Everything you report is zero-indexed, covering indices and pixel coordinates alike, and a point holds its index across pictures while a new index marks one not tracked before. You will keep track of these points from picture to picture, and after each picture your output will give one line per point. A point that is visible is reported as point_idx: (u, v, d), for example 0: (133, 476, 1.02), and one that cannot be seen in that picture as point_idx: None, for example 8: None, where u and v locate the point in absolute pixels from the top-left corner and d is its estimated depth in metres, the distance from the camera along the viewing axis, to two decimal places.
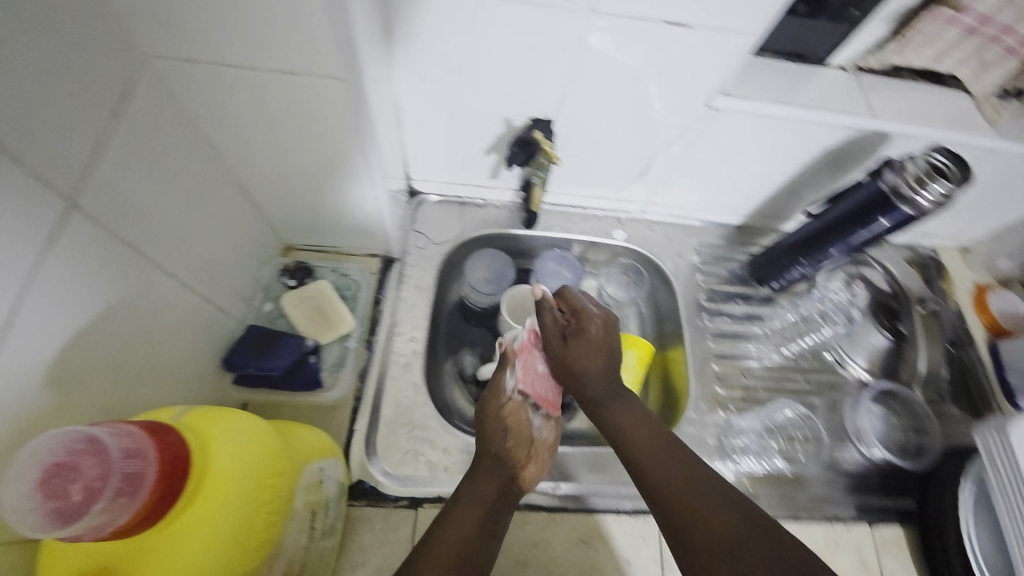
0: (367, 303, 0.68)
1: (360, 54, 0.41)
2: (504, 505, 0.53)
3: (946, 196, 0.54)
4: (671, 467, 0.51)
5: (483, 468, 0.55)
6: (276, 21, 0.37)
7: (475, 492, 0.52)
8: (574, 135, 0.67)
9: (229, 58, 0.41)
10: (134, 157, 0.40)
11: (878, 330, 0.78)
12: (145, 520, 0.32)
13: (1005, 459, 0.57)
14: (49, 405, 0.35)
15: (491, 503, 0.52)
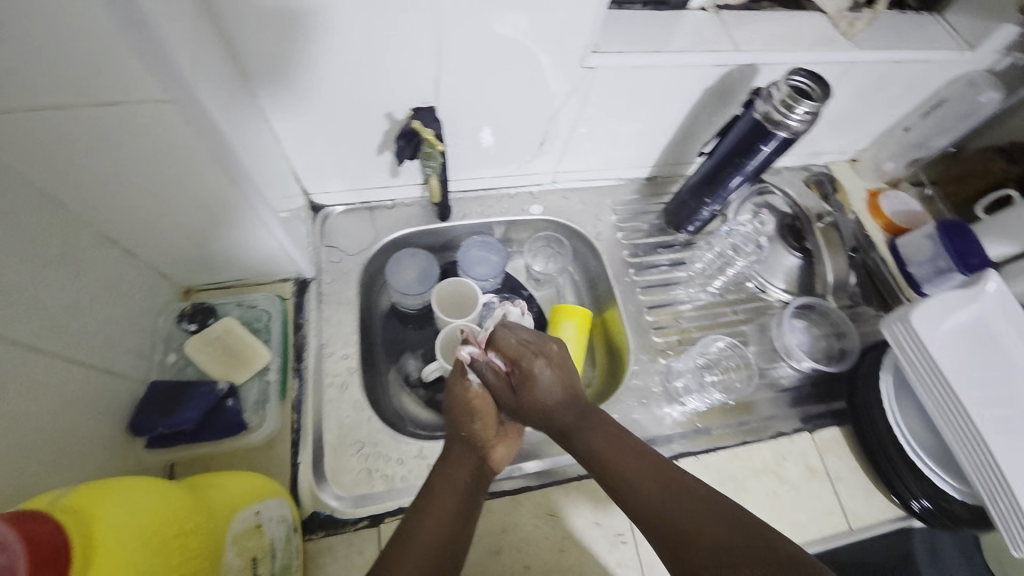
0: (285, 329, 0.65)
1: (186, 75, 0.39)
2: (476, 490, 0.53)
3: (813, 115, 0.58)
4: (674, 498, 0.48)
5: (452, 457, 0.55)
6: (77, 42, 0.33)
7: (447, 483, 0.52)
8: (463, 117, 0.66)
9: (37, 101, 0.37)
10: None
11: (788, 252, 0.82)
12: None
13: (913, 343, 0.62)
14: None
15: (463, 492, 0.52)
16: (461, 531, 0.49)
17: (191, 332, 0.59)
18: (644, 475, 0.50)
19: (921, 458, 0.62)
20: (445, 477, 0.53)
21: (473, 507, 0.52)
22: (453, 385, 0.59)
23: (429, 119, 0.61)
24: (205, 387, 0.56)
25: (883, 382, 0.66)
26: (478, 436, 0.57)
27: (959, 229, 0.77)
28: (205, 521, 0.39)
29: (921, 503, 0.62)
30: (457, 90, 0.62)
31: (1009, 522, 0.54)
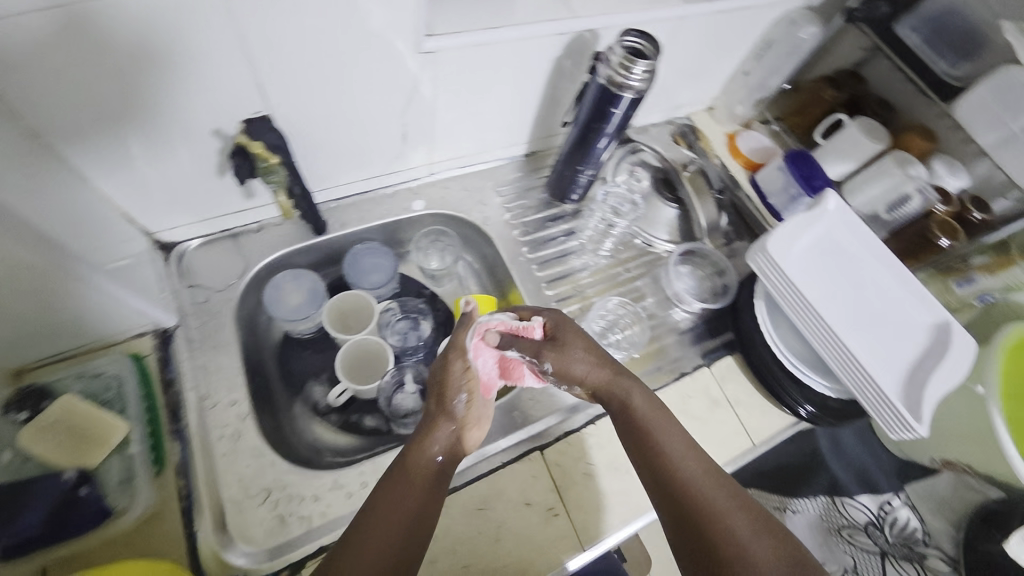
0: (148, 390, 0.58)
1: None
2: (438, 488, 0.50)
3: (650, 72, 0.60)
4: (729, 514, 0.46)
5: (418, 450, 0.51)
6: None
7: (410, 482, 0.49)
8: (309, 122, 0.61)
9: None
10: None
11: (665, 204, 0.87)
12: None
13: (773, 270, 0.68)
14: None
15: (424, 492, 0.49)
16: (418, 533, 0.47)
17: (23, 421, 0.51)
18: (702, 485, 0.48)
19: (798, 369, 0.70)
20: (412, 475, 0.49)
21: (433, 503, 0.49)
22: (450, 361, 0.56)
23: (263, 130, 0.55)
24: (49, 480, 0.47)
25: (758, 308, 0.73)
26: (450, 427, 0.53)
27: (803, 157, 0.85)
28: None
29: (806, 407, 0.70)
30: (291, 94, 0.57)
31: (881, 412, 0.61)
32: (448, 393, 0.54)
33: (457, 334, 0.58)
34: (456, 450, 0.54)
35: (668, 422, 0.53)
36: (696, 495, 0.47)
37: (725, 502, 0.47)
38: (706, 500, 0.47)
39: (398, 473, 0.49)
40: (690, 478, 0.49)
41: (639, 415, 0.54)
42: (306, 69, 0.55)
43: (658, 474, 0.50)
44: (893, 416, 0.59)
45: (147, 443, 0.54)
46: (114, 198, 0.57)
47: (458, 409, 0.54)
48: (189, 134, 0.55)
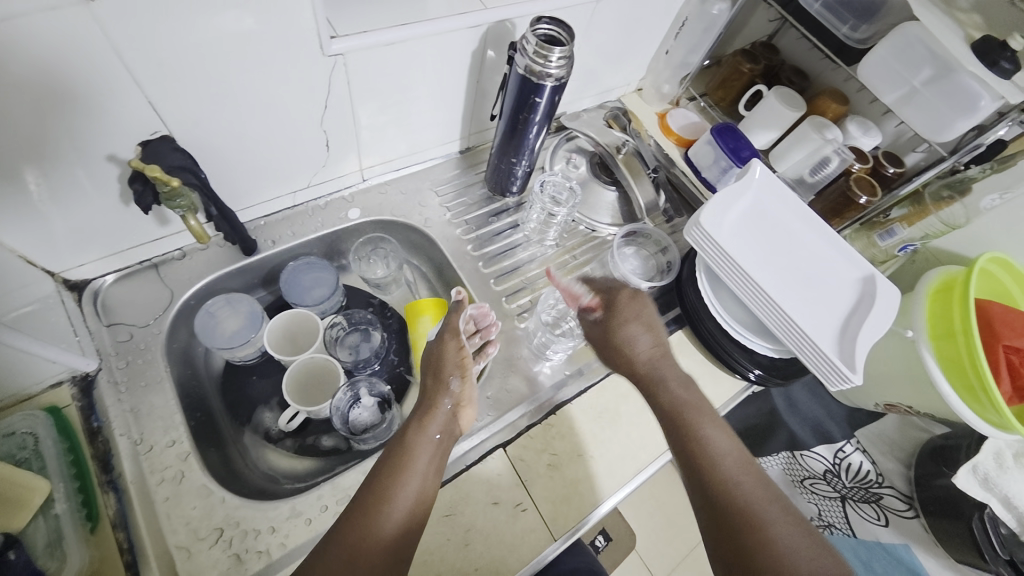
0: (71, 444, 0.53)
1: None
2: (428, 475, 0.52)
3: (568, 58, 0.60)
4: (781, 526, 0.47)
5: (416, 431, 0.55)
6: None
7: (399, 472, 0.51)
8: (219, 138, 0.58)
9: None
10: None
11: (604, 188, 0.89)
12: None
13: (708, 243, 0.71)
14: None
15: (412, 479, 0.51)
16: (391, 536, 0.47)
17: None
18: (750, 492, 0.50)
19: (743, 335, 0.72)
20: (399, 464, 0.52)
21: (421, 497, 0.51)
22: (446, 344, 0.62)
23: (165, 149, 0.52)
24: None
25: (700, 282, 0.75)
26: (445, 403, 0.58)
27: (729, 128, 0.88)
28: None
29: (755, 370, 0.72)
30: (191, 109, 0.53)
31: (820, 367, 0.64)
32: (445, 371, 0.61)
33: (450, 317, 0.64)
34: (452, 424, 0.58)
35: (715, 425, 0.56)
36: (745, 503, 0.49)
37: (775, 516, 0.48)
38: (757, 511, 0.48)
39: (385, 466, 0.52)
40: (739, 484, 0.50)
41: (691, 416, 0.56)
42: (205, 82, 0.51)
43: (709, 481, 0.51)
44: (830, 368, 0.63)
45: (75, 499, 0.50)
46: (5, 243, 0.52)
47: (453, 387, 0.60)
48: (81, 162, 0.51)
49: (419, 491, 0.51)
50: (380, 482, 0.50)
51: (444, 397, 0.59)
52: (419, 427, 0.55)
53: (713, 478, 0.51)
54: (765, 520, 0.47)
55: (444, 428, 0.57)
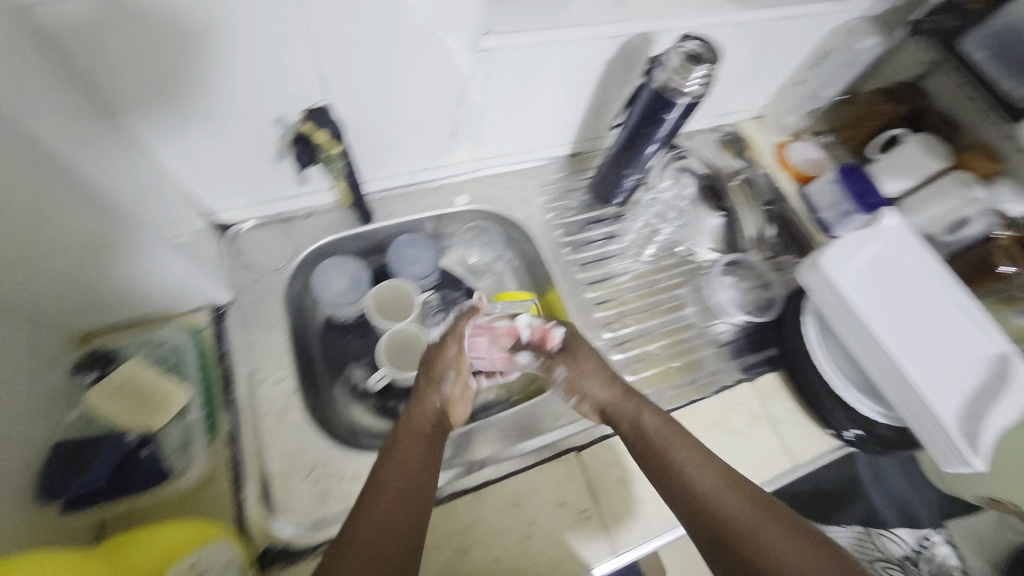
0: (204, 363, 0.60)
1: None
2: (431, 470, 0.53)
3: (708, 78, 0.60)
4: (747, 501, 0.48)
5: (407, 433, 0.55)
6: None
7: (405, 469, 0.51)
8: (366, 113, 0.63)
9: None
10: None
11: (710, 213, 0.85)
12: None
13: (826, 288, 0.67)
14: None
15: (420, 473, 0.51)
16: (414, 528, 0.47)
17: (91, 382, 0.55)
18: (713, 480, 0.50)
19: (848, 391, 0.68)
20: (405, 462, 0.51)
21: (430, 490, 0.51)
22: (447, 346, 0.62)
23: (323, 119, 0.58)
24: (112, 440, 0.51)
25: (806, 326, 0.71)
26: (435, 399, 0.58)
27: (858, 171, 0.83)
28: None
29: (855, 432, 0.68)
30: (350, 84, 0.58)
31: (935, 444, 0.58)
32: (445, 377, 0.60)
33: (456, 321, 0.63)
34: (445, 418, 0.59)
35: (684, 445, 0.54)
36: (712, 494, 0.49)
37: (732, 491, 0.49)
38: (714, 500, 0.48)
39: (387, 469, 0.51)
40: (699, 479, 0.50)
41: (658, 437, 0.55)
42: (369, 61, 0.56)
43: (671, 480, 0.51)
44: (948, 448, 0.57)
45: (204, 412, 0.57)
46: (179, 178, 0.60)
47: (445, 385, 0.60)
48: (254, 118, 0.57)
49: (428, 484, 0.51)
50: (388, 482, 0.50)
51: (437, 394, 0.59)
52: (411, 428, 0.55)
53: (670, 479, 0.52)
54: (728, 507, 0.47)
55: (436, 425, 0.57)
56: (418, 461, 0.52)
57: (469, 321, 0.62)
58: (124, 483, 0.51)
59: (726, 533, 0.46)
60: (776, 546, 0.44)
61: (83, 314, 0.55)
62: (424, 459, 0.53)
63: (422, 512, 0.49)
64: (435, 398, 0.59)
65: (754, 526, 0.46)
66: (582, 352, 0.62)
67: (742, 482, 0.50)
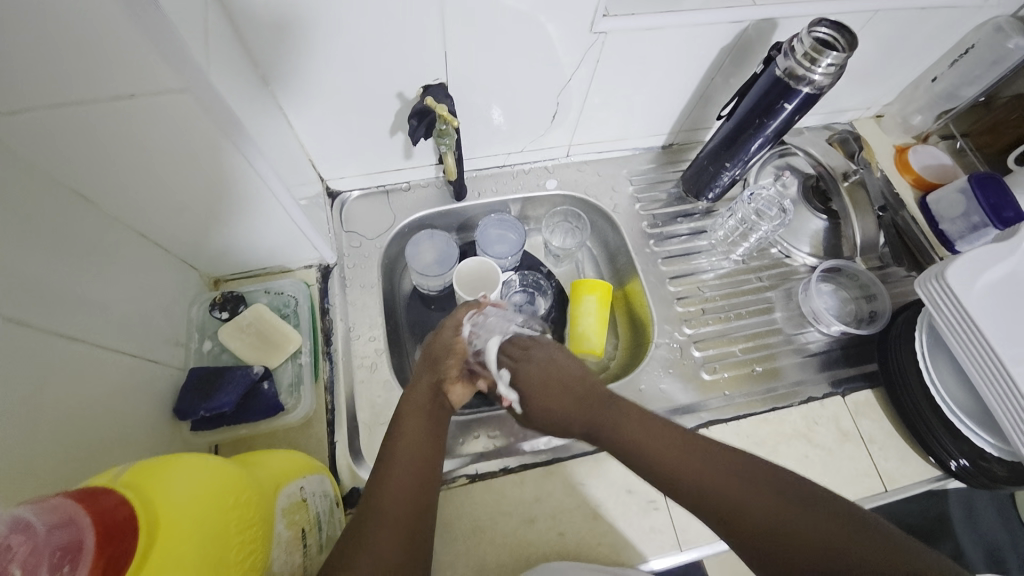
0: (313, 315, 0.66)
1: (191, 56, 0.38)
2: (438, 445, 0.53)
3: (839, 66, 0.57)
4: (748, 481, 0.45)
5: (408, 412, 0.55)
6: (96, 53, 0.34)
7: (412, 445, 0.52)
8: (475, 92, 0.66)
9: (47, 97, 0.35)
10: (16, 234, 0.37)
11: (813, 214, 0.81)
12: (119, 554, 0.27)
13: (948, 299, 0.61)
14: (18, 490, 0.33)
15: (427, 450, 0.52)
16: (427, 496, 0.48)
17: (224, 320, 0.61)
18: (704, 464, 0.47)
19: (958, 418, 0.61)
20: (410, 440, 0.52)
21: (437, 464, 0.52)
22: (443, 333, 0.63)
23: (441, 95, 0.61)
24: (241, 371, 0.57)
25: (916, 344, 0.65)
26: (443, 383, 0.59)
27: (995, 183, 0.74)
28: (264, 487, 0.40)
29: (959, 462, 0.62)
30: (465, 64, 0.61)
31: None
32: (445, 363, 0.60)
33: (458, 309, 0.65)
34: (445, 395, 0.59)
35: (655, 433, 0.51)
36: (710, 480, 0.46)
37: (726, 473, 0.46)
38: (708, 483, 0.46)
39: (397, 447, 0.51)
40: (689, 464, 0.47)
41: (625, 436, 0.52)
42: (488, 41, 0.58)
43: (660, 467, 0.49)
44: None
45: (311, 359, 0.63)
46: (305, 144, 0.66)
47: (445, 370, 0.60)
48: (376, 94, 0.62)
49: (436, 459, 0.52)
50: (398, 458, 0.50)
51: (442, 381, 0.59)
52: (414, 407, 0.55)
53: (658, 465, 0.49)
54: (726, 487, 0.45)
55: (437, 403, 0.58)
56: (422, 437, 0.53)
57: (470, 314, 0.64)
58: (243, 412, 0.56)
59: (737, 516, 0.43)
60: (788, 527, 0.41)
61: (220, 261, 0.63)
62: (428, 435, 0.53)
63: (431, 484, 0.50)
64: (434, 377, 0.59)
65: (765, 512, 0.43)
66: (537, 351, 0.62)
67: (745, 461, 0.47)
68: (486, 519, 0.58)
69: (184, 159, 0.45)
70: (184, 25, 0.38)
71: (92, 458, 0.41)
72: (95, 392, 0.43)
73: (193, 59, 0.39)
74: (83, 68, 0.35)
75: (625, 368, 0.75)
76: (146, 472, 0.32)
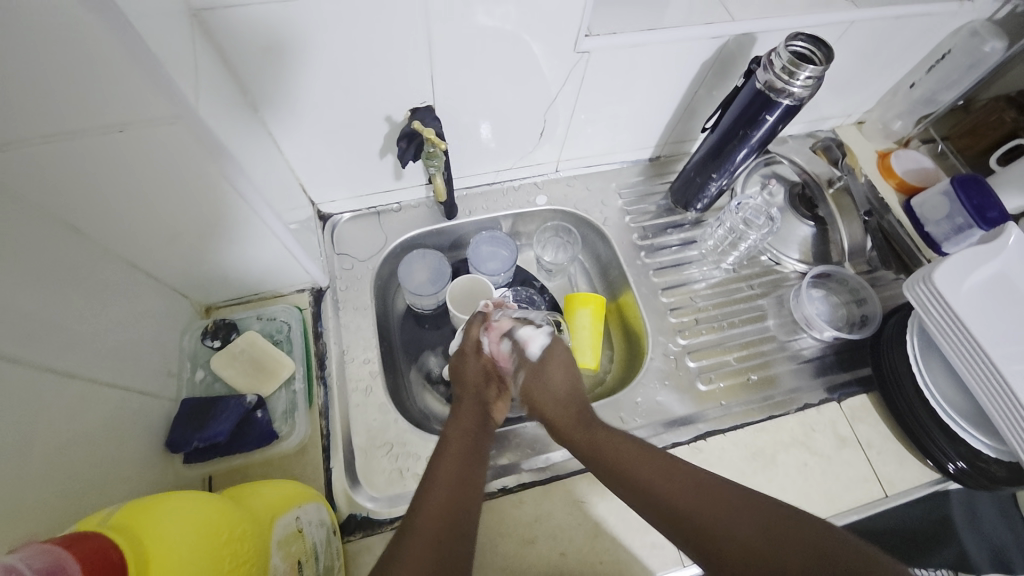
0: (306, 340, 0.66)
1: (180, 87, 0.39)
2: (479, 464, 0.55)
3: (817, 78, 0.58)
4: (727, 509, 0.47)
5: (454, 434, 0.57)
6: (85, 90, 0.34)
7: (456, 464, 0.53)
8: (463, 112, 0.66)
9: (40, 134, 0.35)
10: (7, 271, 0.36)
11: (800, 221, 0.82)
12: None
13: (936, 303, 0.61)
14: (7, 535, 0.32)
15: (467, 469, 0.53)
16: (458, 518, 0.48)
17: (215, 348, 0.60)
18: (684, 491, 0.49)
19: (953, 420, 0.62)
20: (452, 460, 0.54)
21: (478, 486, 0.53)
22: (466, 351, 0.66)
23: (428, 117, 0.61)
24: (234, 400, 0.56)
25: (908, 347, 0.66)
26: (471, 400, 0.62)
27: (975, 180, 0.75)
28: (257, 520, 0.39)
29: (957, 465, 0.61)
30: (451, 86, 0.62)
31: None
32: (483, 387, 0.64)
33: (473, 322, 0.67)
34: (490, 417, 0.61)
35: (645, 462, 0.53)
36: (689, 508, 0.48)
37: (700, 497, 0.48)
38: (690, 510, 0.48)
39: (438, 465, 0.53)
40: (671, 491, 0.50)
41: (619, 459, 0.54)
42: (474, 63, 0.59)
43: (643, 492, 0.51)
44: None
45: (304, 384, 0.62)
46: (295, 169, 0.66)
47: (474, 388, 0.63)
48: (364, 117, 0.63)
49: (475, 479, 0.53)
50: (440, 476, 0.52)
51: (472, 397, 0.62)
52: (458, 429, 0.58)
53: (638, 488, 0.51)
54: (703, 513, 0.47)
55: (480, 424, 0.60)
56: (464, 457, 0.55)
57: (482, 328, 0.66)
58: (237, 442, 0.56)
59: (710, 538, 0.46)
60: (752, 551, 0.44)
61: (210, 288, 0.63)
62: (468, 454, 0.55)
63: (472, 503, 0.51)
64: (476, 399, 0.62)
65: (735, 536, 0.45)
66: (552, 364, 0.65)
67: (724, 486, 0.49)
68: (486, 541, 0.57)
69: (174, 188, 0.45)
70: (171, 60, 0.38)
71: (82, 498, 0.40)
72: (85, 428, 0.42)
73: (183, 89, 0.39)
74: (72, 104, 0.35)
75: (622, 380, 0.75)
76: (137, 509, 0.32)
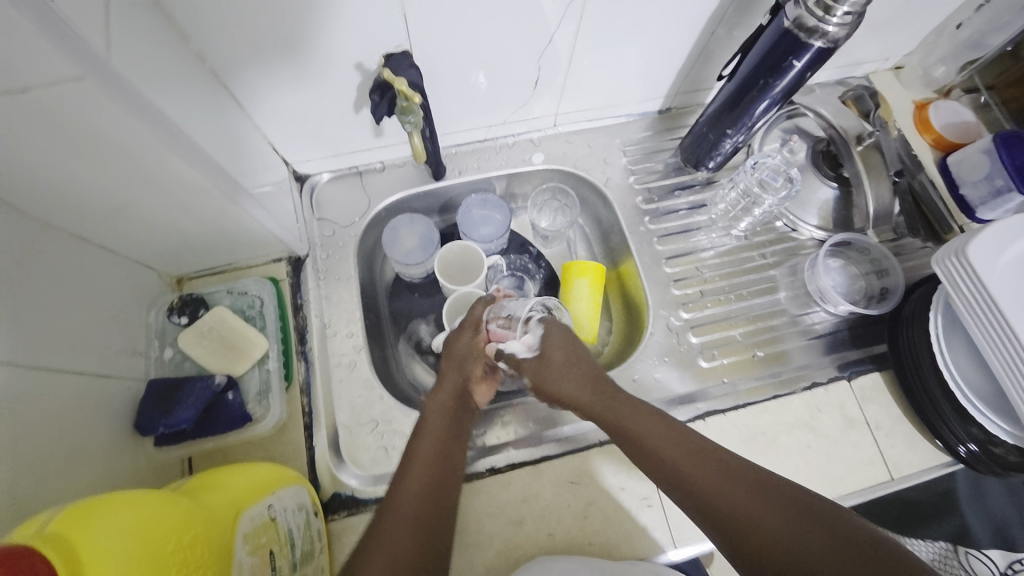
0: (281, 314, 0.63)
1: (82, 35, 0.33)
2: (456, 447, 0.54)
3: (856, 15, 0.50)
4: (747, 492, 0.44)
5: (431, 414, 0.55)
6: None
7: (434, 445, 0.52)
8: (445, 60, 0.59)
9: None
10: None
11: (823, 183, 0.76)
12: None
13: (967, 278, 0.56)
14: None
15: (446, 450, 0.52)
16: (443, 501, 0.49)
17: (183, 325, 0.58)
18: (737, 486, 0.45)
19: (969, 402, 0.58)
20: (435, 436, 0.53)
21: (458, 465, 0.53)
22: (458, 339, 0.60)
23: (403, 65, 0.54)
24: (201, 383, 0.54)
25: (930, 327, 0.61)
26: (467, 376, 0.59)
27: (1020, 138, 0.67)
28: (211, 522, 0.38)
29: (968, 448, 0.59)
30: (431, 28, 0.54)
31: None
32: (469, 362, 0.59)
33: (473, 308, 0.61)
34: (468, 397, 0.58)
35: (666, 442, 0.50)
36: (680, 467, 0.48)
37: (756, 491, 0.44)
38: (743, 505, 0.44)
39: (418, 445, 0.52)
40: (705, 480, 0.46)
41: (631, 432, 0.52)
42: (456, 5, 0.51)
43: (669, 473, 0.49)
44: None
45: (280, 360, 0.60)
46: (263, 128, 0.60)
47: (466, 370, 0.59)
48: (328, 66, 0.55)
49: (456, 464, 0.52)
50: (419, 455, 0.51)
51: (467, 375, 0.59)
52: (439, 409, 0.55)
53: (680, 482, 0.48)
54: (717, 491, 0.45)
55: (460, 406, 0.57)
56: (445, 438, 0.54)
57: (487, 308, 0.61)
58: (205, 425, 0.54)
59: (750, 536, 0.42)
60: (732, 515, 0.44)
61: (176, 261, 0.59)
62: (447, 438, 0.54)
63: (451, 486, 0.51)
64: (459, 377, 0.58)
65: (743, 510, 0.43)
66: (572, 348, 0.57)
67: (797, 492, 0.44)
68: (473, 522, 0.56)
69: (112, 155, 0.40)
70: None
71: (44, 491, 0.37)
72: (42, 418, 0.39)
73: (88, 38, 0.33)
74: None
75: (620, 353, 0.72)
76: (79, 518, 0.30)
